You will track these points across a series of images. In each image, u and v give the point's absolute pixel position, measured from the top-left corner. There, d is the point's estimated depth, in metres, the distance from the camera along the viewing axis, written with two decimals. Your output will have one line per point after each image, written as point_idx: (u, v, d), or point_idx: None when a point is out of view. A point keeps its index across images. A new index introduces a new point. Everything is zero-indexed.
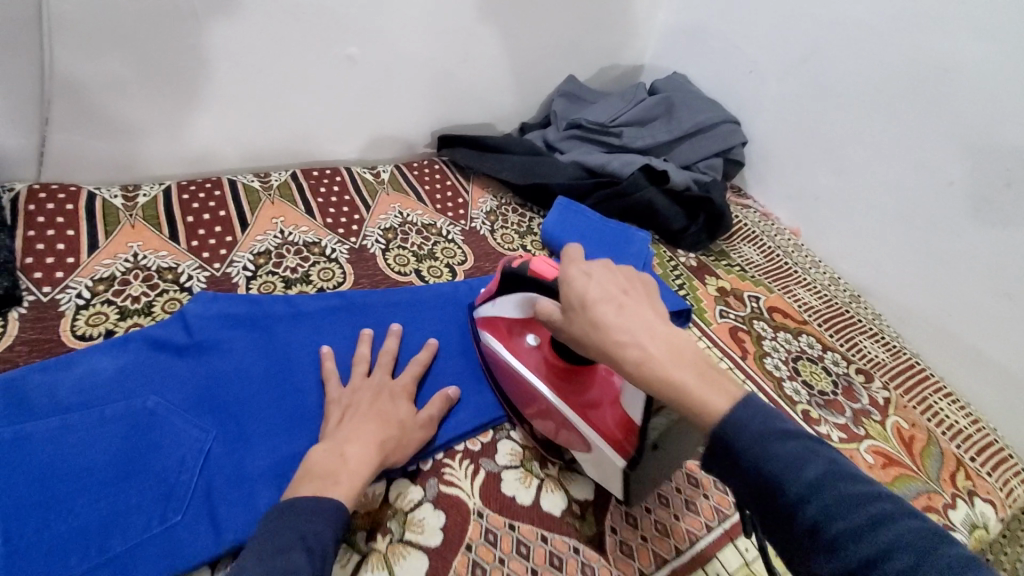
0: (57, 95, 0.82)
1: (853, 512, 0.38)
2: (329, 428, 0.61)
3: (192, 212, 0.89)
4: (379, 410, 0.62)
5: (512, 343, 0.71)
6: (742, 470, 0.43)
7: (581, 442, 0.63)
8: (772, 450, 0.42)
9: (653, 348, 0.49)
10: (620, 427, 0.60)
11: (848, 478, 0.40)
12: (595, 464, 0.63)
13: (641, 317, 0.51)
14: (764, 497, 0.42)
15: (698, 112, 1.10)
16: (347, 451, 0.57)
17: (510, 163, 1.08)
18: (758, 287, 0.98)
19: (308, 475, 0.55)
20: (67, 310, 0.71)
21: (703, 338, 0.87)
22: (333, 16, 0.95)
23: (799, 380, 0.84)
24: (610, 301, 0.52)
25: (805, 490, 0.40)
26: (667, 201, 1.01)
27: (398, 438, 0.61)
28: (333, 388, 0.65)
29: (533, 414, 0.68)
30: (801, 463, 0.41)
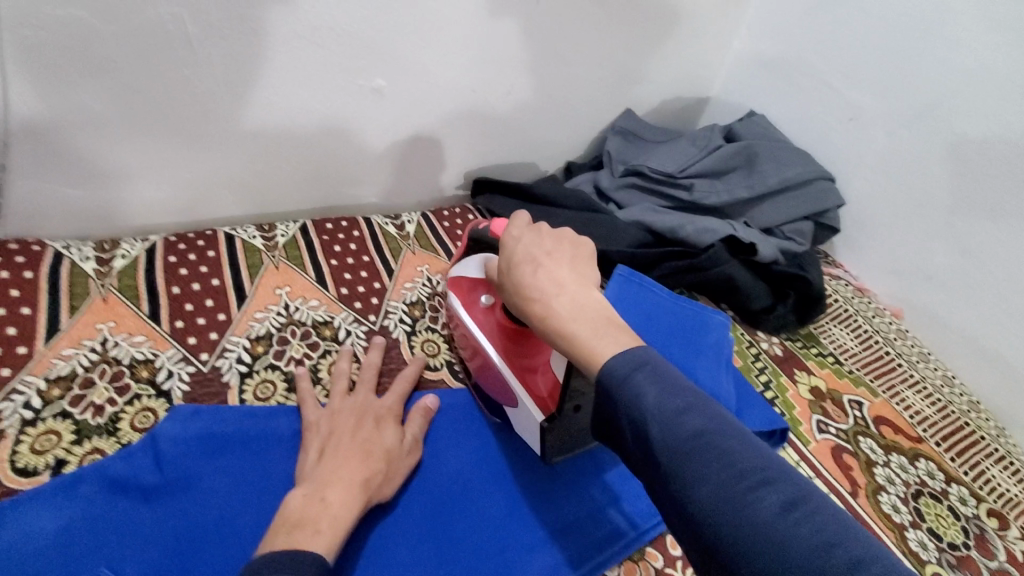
0: (18, 137, 0.67)
1: (710, 458, 0.35)
2: (309, 464, 0.55)
3: (179, 280, 0.73)
4: (362, 444, 0.56)
5: (466, 299, 0.70)
6: (615, 412, 0.40)
7: (511, 399, 0.65)
8: (650, 400, 0.38)
9: (556, 302, 0.46)
10: (549, 391, 0.62)
11: (721, 431, 0.37)
12: (521, 421, 0.65)
13: (557, 272, 0.47)
14: (635, 442, 0.39)
15: (785, 166, 0.93)
16: (329, 496, 0.50)
17: (558, 219, 0.91)
18: (859, 387, 0.81)
19: (284, 524, 0.47)
20: (9, 426, 0.55)
21: (803, 464, 0.70)
22: (359, 41, 0.79)
23: (924, 528, 0.66)
24: (530, 262, 0.49)
25: (667, 436, 0.37)
26: (750, 275, 0.84)
27: (383, 474, 0.56)
28: (311, 410, 0.61)
29: (476, 372, 0.69)
30: (675, 411, 0.37)
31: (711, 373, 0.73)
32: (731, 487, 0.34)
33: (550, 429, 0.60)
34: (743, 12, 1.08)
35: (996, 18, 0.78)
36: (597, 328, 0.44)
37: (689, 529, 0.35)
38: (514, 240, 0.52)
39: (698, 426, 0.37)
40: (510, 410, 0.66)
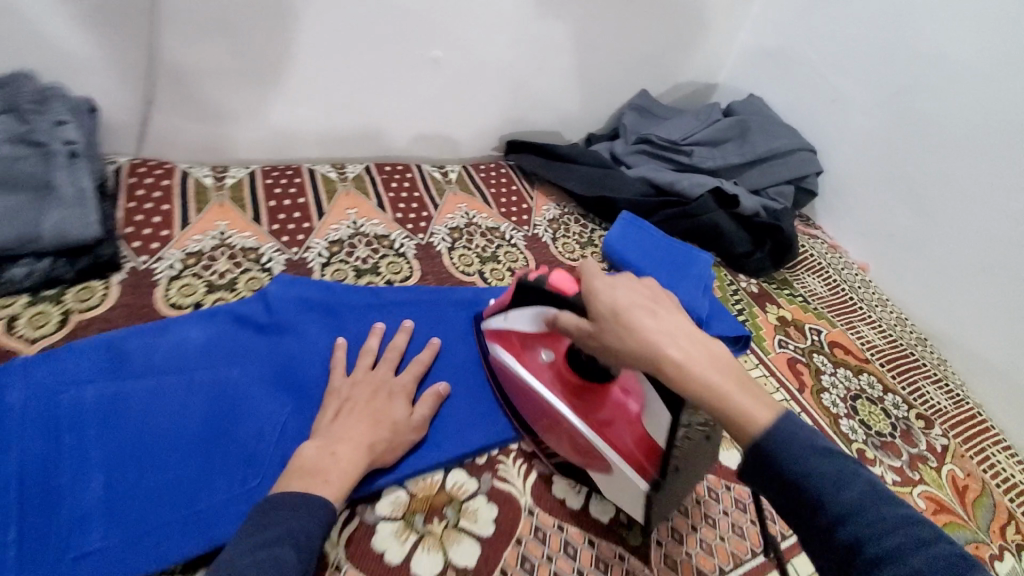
0: (163, 77, 0.89)
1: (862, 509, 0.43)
2: (324, 422, 0.62)
3: (274, 196, 0.94)
4: (377, 412, 0.63)
5: (526, 358, 0.70)
6: (784, 485, 0.46)
7: (594, 461, 0.65)
8: (818, 472, 0.45)
9: (692, 353, 0.50)
10: (642, 450, 0.62)
11: (886, 500, 0.44)
12: (611, 486, 0.65)
13: (676, 323, 0.53)
14: (806, 513, 0.45)
15: (775, 138, 1.09)
16: (338, 450, 0.58)
17: (576, 173, 1.09)
18: (821, 319, 0.96)
19: (298, 470, 0.56)
20: (161, 278, 0.76)
21: (760, 366, 0.86)
22: (424, 19, 0.99)
23: (856, 419, 0.83)
24: (643, 307, 0.53)
25: (846, 510, 0.43)
26: (735, 226, 1.00)
27: (388, 441, 0.62)
28: (337, 378, 0.67)
29: (545, 434, 0.68)
30: (844, 486, 0.44)
31: (690, 294, 0.88)
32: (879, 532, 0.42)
33: (655, 495, 0.61)
34: (751, 7, 1.24)
35: (958, 15, 0.92)
36: (733, 379, 0.50)
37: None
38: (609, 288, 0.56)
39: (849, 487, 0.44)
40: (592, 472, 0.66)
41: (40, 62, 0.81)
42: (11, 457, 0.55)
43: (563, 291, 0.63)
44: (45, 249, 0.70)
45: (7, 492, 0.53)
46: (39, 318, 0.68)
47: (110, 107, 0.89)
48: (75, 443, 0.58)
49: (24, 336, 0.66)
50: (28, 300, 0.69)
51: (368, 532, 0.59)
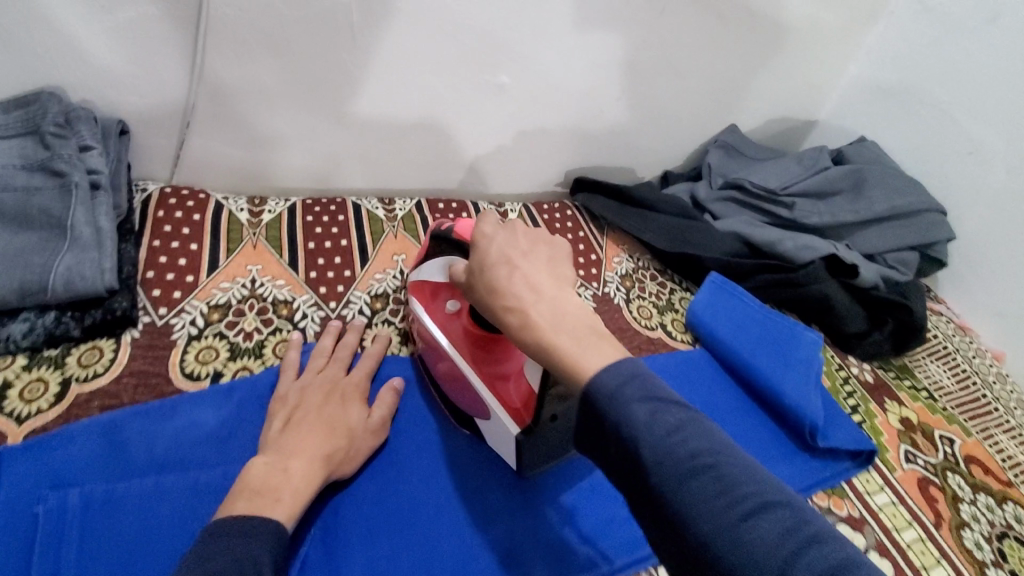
0: (203, 97, 0.79)
1: (708, 480, 0.34)
2: (273, 433, 0.57)
3: (314, 237, 0.83)
4: (328, 419, 0.59)
5: (433, 307, 0.68)
6: (606, 435, 0.38)
7: (483, 410, 0.63)
8: (642, 420, 0.36)
9: (534, 312, 0.44)
10: (522, 400, 0.60)
11: (710, 441, 0.36)
12: (491, 431, 0.64)
13: (534, 276, 0.46)
14: (626, 463, 0.37)
15: (895, 193, 0.92)
16: (291, 466, 0.52)
17: (655, 223, 0.94)
18: (952, 424, 0.79)
19: (245, 490, 0.49)
20: (180, 338, 0.66)
21: (887, 490, 0.70)
22: (495, 39, 0.86)
23: (1007, 569, 0.65)
24: (505, 263, 0.47)
25: (659, 453, 0.35)
26: (848, 299, 0.84)
27: (346, 449, 0.59)
28: (286, 382, 0.63)
29: (444, 381, 0.67)
30: (660, 420, 0.36)
31: (798, 388, 0.74)
32: (731, 516, 0.32)
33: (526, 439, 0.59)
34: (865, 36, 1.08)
35: None
36: (581, 337, 0.42)
37: (680, 552, 0.34)
38: (486, 237, 0.50)
39: (690, 446, 0.35)
40: (481, 420, 0.65)
41: (69, 78, 0.73)
42: None
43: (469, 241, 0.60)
44: (50, 301, 0.60)
45: None
46: (34, 388, 0.58)
47: (142, 128, 0.80)
48: (50, 563, 0.47)
49: (15, 413, 0.56)
50: (24, 362, 0.59)
51: None
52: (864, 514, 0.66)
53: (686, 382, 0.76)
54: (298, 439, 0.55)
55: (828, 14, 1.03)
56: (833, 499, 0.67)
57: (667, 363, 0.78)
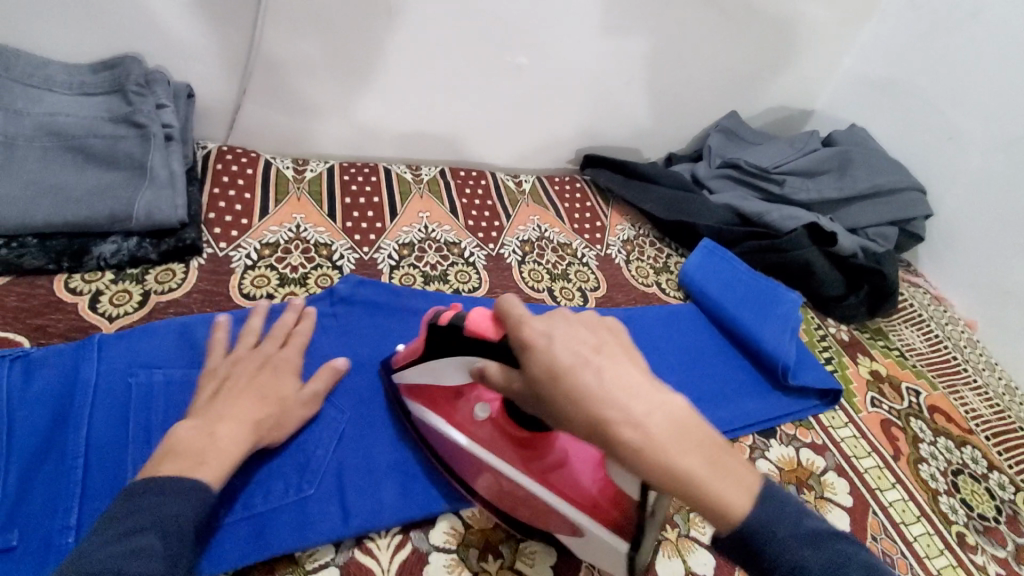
0: (259, 68, 0.90)
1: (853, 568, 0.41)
2: (200, 403, 0.55)
3: (350, 193, 0.94)
4: (258, 387, 0.58)
5: (457, 416, 0.60)
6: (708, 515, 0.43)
7: (566, 526, 0.53)
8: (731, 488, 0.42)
9: (651, 422, 0.40)
10: (605, 498, 0.51)
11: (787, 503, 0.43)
12: (584, 546, 0.55)
13: (621, 375, 0.42)
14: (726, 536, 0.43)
15: (877, 173, 1.01)
16: (219, 430, 0.52)
17: (655, 195, 1.03)
18: (920, 379, 0.88)
19: (168, 454, 0.49)
20: (237, 267, 0.77)
21: (850, 425, 0.79)
22: (517, 24, 0.97)
23: (957, 497, 0.74)
24: (584, 364, 0.42)
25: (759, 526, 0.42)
26: (829, 266, 0.93)
27: (277, 417, 0.58)
28: (214, 357, 0.61)
29: (500, 499, 0.58)
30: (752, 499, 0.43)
31: (775, 338, 0.82)
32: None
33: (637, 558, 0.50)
34: (860, 33, 1.17)
35: None
36: (709, 456, 0.42)
37: None
38: (546, 349, 0.44)
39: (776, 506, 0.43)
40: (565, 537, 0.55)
41: (148, 47, 0.84)
42: (80, 436, 0.54)
43: (484, 331, 0.51)
44: (132, 228, 0.72)
45: (73, 469, 0.52)
46: (121, 295, 0.70)
47: (205, 95, 0.92)
48: (143, 423, 0.57)
49: (106, 313, 0.68)
50: (112, 277, 0.71)
51: (419, 561, 0.56)
52: (826, 442, 0.76)
53: (675, 329, 0.86)
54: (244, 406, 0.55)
55: (825, 9, 1.11)
56: (799, 428, 0.76)
57: (659, 314, 0.87)
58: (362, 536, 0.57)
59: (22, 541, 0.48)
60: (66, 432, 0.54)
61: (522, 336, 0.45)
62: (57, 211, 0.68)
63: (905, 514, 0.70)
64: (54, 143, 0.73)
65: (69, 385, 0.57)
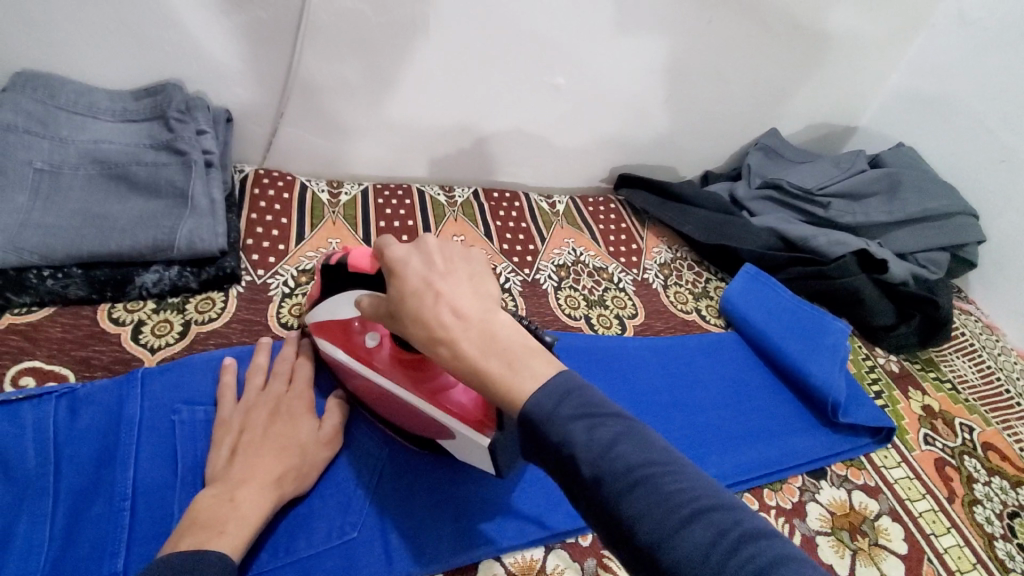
0: (296, 92, 0.90)
1: (695, 519, 0.34)
2: (219, 464, 0.54)
3: (385, 217, 0.93)
4: (275, 439, 0.56)
5: (351, 344, 0.62)
6: (546, 452, 0.39)
7: (443, 432, 0.58)
8: (577, 427, 0.38)
9: (463, 341, 0.42)
10: (477, 407, 0.56)
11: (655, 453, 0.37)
12: (461, 449, 0.59)
13: (458, 300, 0.43)
14: (572, 481, 0.38)
15: (928, 197, 0.97)
16: (239, 495, 0.50)
17: (693, 217, 1.00)
18: (973, 414, 0.84)
19: (192, 525, 0.47)
20: (275, 295, 0.77)
21: (903, 465, 0.75)
22: (554, 45, 0.95)
23: (1014, 543, 0.70)
24: (424, 287, 0.44)
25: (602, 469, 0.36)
26: (877, 293, 0.89)
27: (298, 467, 0.56)
28: (226, 405, 0.59)
29: (394, 417, 0.62)
30: (604, 439, 0.37)
31: (825, 370, 0.79)
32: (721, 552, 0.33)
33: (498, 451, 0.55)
34: (907, 48, 1.13)
35: None
36: (515, 359, 0.41)
37: (637, 561, 0.35)
38: (399, 264, 0.46)
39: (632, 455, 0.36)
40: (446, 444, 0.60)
41: (188, 73, 0.84)
42: (128, 476, 0.54)
43: (365, 269, 0.56)
44: (175, 257, 0.71)
45: (121, 511, 0.52)
46: (162, 326, 0.70)
47: (243, 118, 0.92)
48: (191, 461, 0.57)
49: (148, 344, 0.68)
50: (154, 306, 0.71)
51: None
52: (879, 484, 0.72)
53: (717, 361, 0.83)
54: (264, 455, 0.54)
55: (871, 24, 1.08)
56: (850, 469, 0.73)
57: (699, 345, 0.84)
58: None
59: None
60: (113, 471, 0.54)
61: (383, 259, 0.47)
62: (101, 240, 0.68)
63: (960, 562, 0.67)
64: (97, 171, 0.74)
65: (115, 421, 0.57)
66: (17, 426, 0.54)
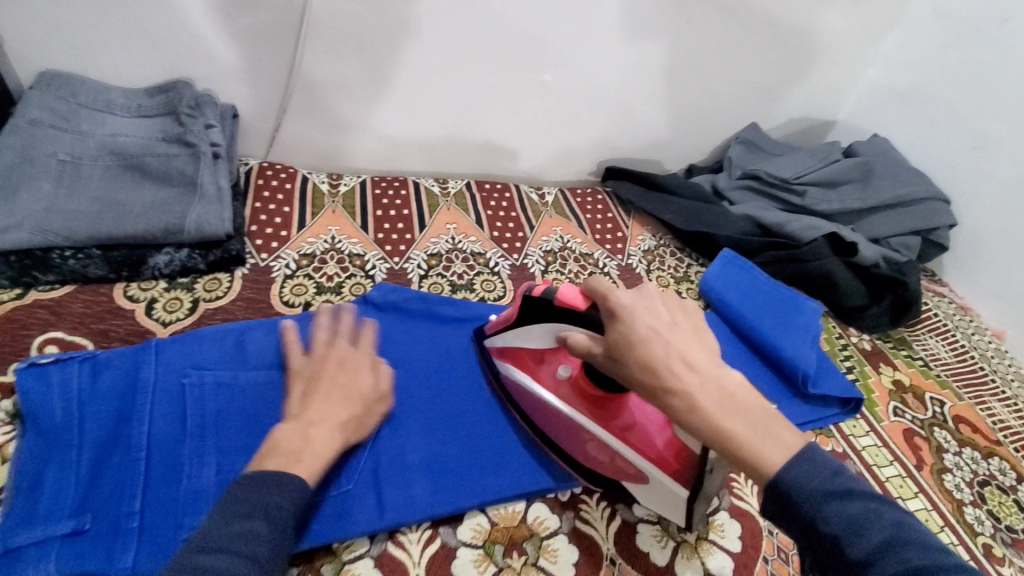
0: (298, 89, 0.96)
1: (913, 572, 0.39)
2: (293, 403, 0.60)
3: (381, 206, 0.98)
4: (343, 389, 0.62)
5: (542, 375, 0.69)
6: (804, 528, 0.43)
7: (632, 472, 0.62)
8: (832, 509, 0.42)
9: (699, 393, 0.47)
10: (672, 451, 0.60)
11: (917, 543, 0.41)
12: (647, 492, 0.63)
13: (687, 352, 0.49)
14: (829, 556, 0.42)
15: (901, 184, 1.02)
16: (313, 433, 0.57)
17: (675, 206, 1.05)
18: (944, 390, 0.88)
19: (274, 450, 0.55)
20: (278, 276, 0.82)
21: (871, 434, 0.79)
22: (542, 42, 1.00)
23: (984, 508, 0.74)
24: (659, 338, 0.50)
25: (865, 551, 0.41)
26: (850, 275, 0.94)
27: (360, 417, 0.62)
28: (294, 359, 0.65)
29: (577, 451, 0.66)
30: (862, 525, 0.42)
31: (794, 345, 0.83)
32: None
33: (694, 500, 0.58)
34: (881, 43, 1.18)
35: None
36: (757, 423, 0.47)
37: None
38: (629, 311, 0.52)
39: (893, 542, 0.41)
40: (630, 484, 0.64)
41: (197, 73, 0.91)
42: (142, 430, 0.59)
43: (574, 305, 0.60)
44: (185, 240, 0.77)
45: (136, 460, 0.57)
46: (173, 303, 0.75)
47: (247, 114, 0.98)
48: (199, 420, 0.62)
49: (160, 319, 0.73)
50: (165, 285, 0.77)
51: (448, 554, 0.60)
52: (847, 450, 0.76)
53: None
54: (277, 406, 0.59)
55: (845, 21, 1.13)
56: (819, 436, 0.78)
57: None
58: (396, 529, 0.60)
59: (93, 525, 0.53)
60: (129, 427, 0.59)
61: (612, 306, 0.53)
62: (118, 224, 0.74)
63: (927, 524, 0.70)
64: (115, 162, 0.80)
65: (132, 384, 0.62)
66: (45, 384, 0.59)
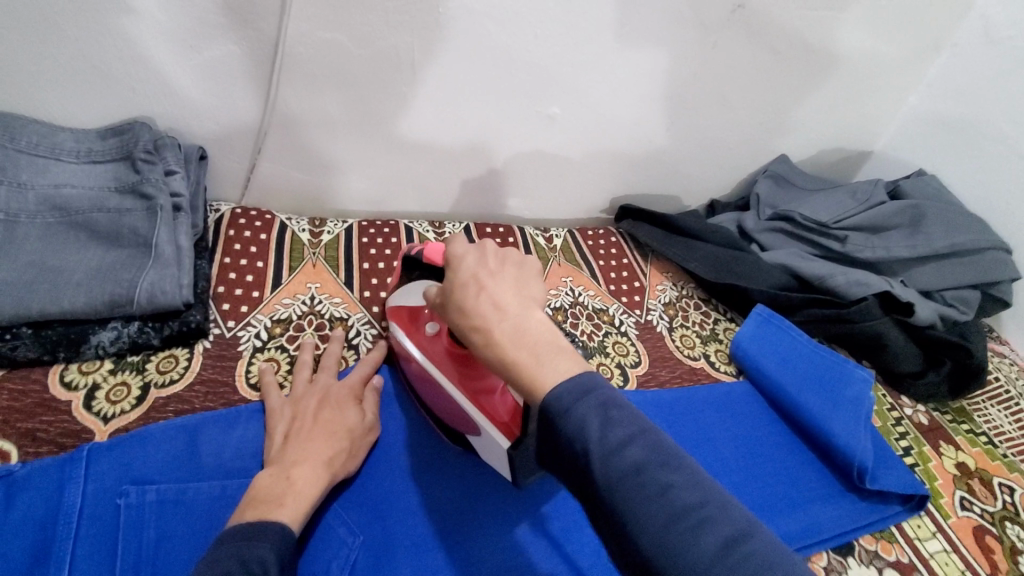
0: (275, 127, 0.85)
1: (637, 473, 0.36)
2: (275, 447, 0.60)
3: (369, 257, 0.87)
4: (325, 424, 0.62)
5: (416, 331, 0.67)
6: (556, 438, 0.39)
7: (474, 427, 0.61)
8: (581, 418, 0.38)
9: (495, 330, 0.43)
10: (510, 414, 0.58)
11: (657, 456, 0.37)
12: (486, 449, 0.62)
13: (500, 295, 0.45)
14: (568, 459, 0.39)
15: (955, 231, 0.90)
16: (295, 474, 0.56)
17: (700, 252, 0.94)
18: (1014, 473, 0.76)
19: (253, 500, 0.53)
20: (246, 349, 0.71)
21: (939, 537, 0.67)
22: (552, 72, 0.89)
23: None
24: (471, 280, 0.46)
25: (604, 456, 0.37)
26: (902, 337, 0.82)
27: (347, 450, 0.62)
28: (275, 397, 0.65)
29: (440, 407, 0.66)
30: (607, 429, 0.38)
31: (848, 428, 0.72)
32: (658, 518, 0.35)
33: (517, 453, 0.56)
34: (925, 69, 1.08)
35: None
36: (543, 353, 0.42)
37: (619, 538, 0.36)
38: (456, 257, 0.49)
39: (631, 449, 0.37)
40: (477, 440, 0.63)
41: (156, 110, 0.79)
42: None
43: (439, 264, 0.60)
44: (135, 312, 0.66)
45: None
46: (118, 390, 0.64)
47: (219, 153, 0.86)
48: (133, 553, 0.52)
49: (102, 412, 0.62)
50: (111, 366, 0.65)
51: None
52: (913, 560, 0.64)
53: (732, 418, 0.76)
54: (238, 526, 0.49)
55: (887, 45, 1.02)
56: (881, 542, 0.65)
57: (709, 397, 0.78)
58: None
59: None
60: (49, 566, 0.50)
61: (446, 253, 0.50)
62: (54, 297, 0.63)
63: None
64: (58, 220, 0.69)
65: (53, 510, 0.53)
66: None
